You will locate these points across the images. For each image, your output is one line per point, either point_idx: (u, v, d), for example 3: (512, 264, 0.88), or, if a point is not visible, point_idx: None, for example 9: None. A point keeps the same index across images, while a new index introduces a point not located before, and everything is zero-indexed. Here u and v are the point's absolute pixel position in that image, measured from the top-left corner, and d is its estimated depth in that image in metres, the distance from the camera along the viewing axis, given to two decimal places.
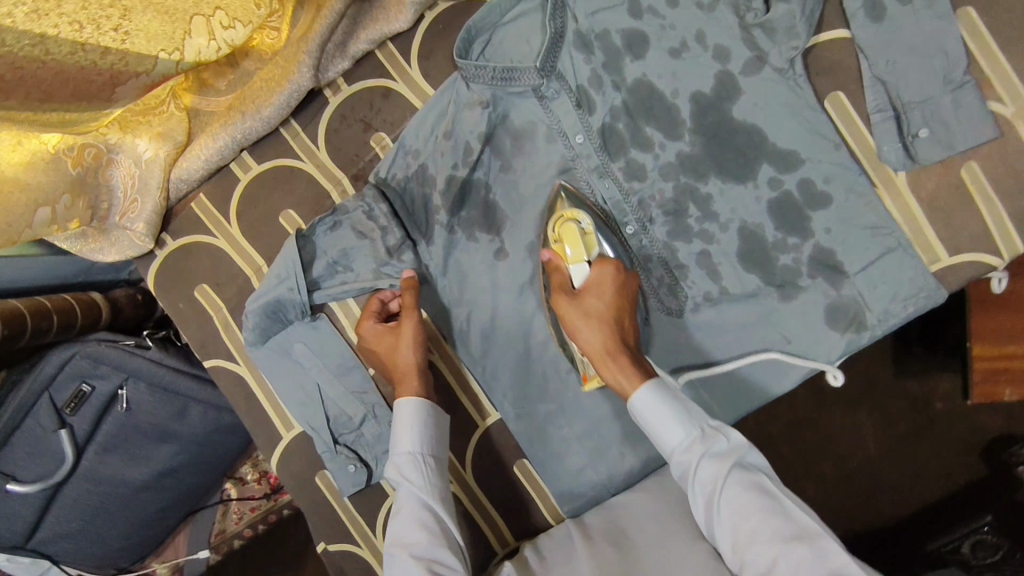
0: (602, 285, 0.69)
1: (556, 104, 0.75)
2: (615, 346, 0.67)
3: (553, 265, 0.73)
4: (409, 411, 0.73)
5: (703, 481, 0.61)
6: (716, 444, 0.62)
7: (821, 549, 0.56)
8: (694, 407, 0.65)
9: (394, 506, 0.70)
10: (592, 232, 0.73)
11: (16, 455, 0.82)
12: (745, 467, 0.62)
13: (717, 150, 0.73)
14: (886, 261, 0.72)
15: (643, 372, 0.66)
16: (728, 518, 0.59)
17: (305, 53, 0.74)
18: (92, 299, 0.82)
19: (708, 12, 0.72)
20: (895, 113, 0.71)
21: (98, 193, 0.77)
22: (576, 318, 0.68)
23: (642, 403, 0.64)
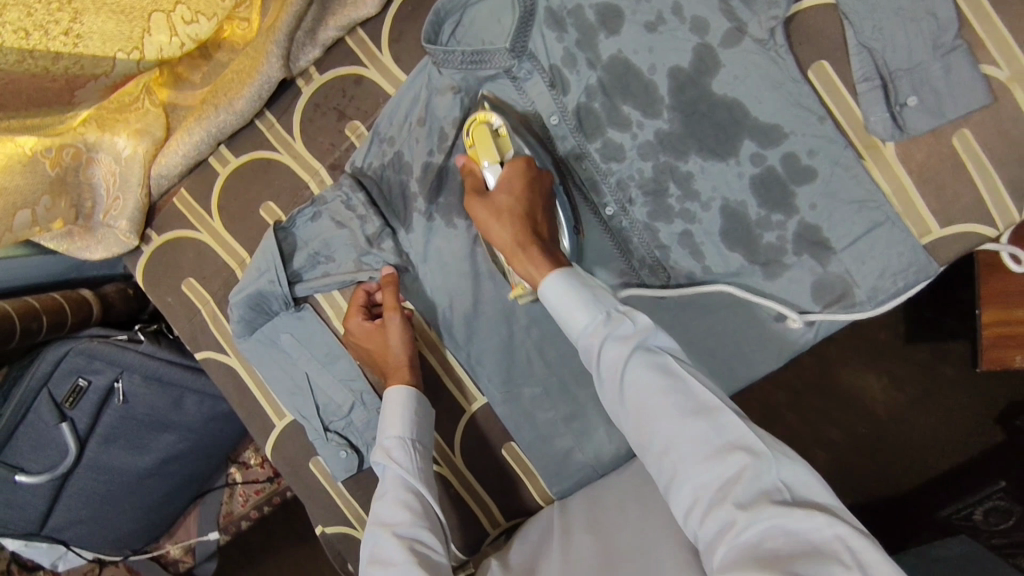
0: (511, 181, 0.68)
1: (530, 85, 0.73)
2: (524, 238, 0.65)
3: (468, 169, 0.71)
4: (399, 397, 0.73)
5: (608, 365, 0.57)
6: (621, 327, 0.58)
7: (720, 424, 0.53)
8: (601, 291, 0.61)
9: (379, 489, 0.70)
10: (503, 132, 0.71)
11: (21, 448, 0.86)
12: (650, 347, 0.58)
13: (697, 125, 0.71)
14: (874, 236, 0.69)
15: (552, 262, 0.65)
16: (632, 401, 0.56)
17: (273, 44, 0.73)
18: (81, 296, 0.83)
19: None
20: (883, 81, 0.68)
21: (80, 191, 0.78)
22: (486, 216, 0.67)
23: (551, 291, 0.61)
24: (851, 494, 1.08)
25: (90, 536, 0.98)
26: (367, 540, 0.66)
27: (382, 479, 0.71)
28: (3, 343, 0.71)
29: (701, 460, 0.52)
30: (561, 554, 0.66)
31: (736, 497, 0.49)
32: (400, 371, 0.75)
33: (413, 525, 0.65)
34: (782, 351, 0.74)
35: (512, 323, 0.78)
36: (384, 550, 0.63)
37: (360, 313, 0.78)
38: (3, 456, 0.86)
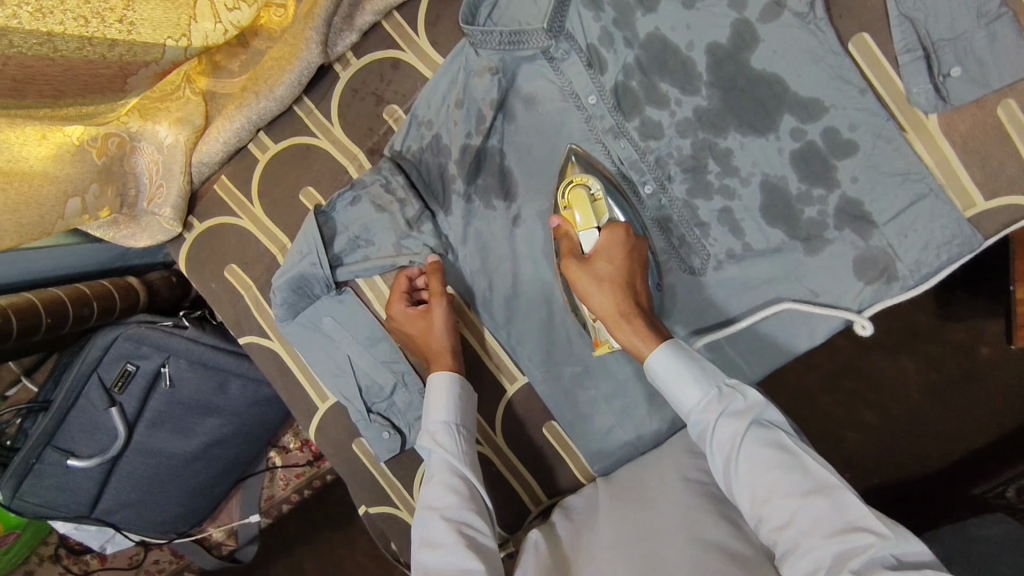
0: (614, 250, 0.70)
1: (567, 65, 0.73)
2: (628, 309, 0.67)
3: (562, 232, 0.73)
4: (443, 382, 0.75)
5: (722, 441, 0.62)
6: (734, 402, 0.63)
7: (839, 501, 0.56)
8: (711, 367, 0.65)
9: (427, 473, 0.72)
10: (601, 198, 0.73)
11: (73, 433, 0.88)
12: (765, 425, 0.63)
13: (736, 101, 0.71)
14: (916, 209, 0.69)
15: (658, 335, 0.67)
16: (747, 474, 0.60)
17: (312, 29, 0.74)
18: (128, 283, 0.85)
19: None
20: (925, 52, 0.67)
21: (125, 180, 0.79)
22: (587, 282, 0.68)
23: (659, 363, 0.65)
24: (886, 472, 1.08)
25: (139, 518, 1.01)
26: (417, 523, 0.69)
27: (429, 463, 0.73)
28: (58, 327, 0.73)
29: (821, 533, 0.55)
30: (610, 529, 0.68)
31: (853, 563, 0.53)
32: (443, 357, 0.77)
33: (461, 511, 0.68)
34: (823, 326, 0.74)
35: (552, 303, 0.79)
36: (434, 535, 0.66)
37: (405, 301, 0.80)
38: (55, 442, 0.88)
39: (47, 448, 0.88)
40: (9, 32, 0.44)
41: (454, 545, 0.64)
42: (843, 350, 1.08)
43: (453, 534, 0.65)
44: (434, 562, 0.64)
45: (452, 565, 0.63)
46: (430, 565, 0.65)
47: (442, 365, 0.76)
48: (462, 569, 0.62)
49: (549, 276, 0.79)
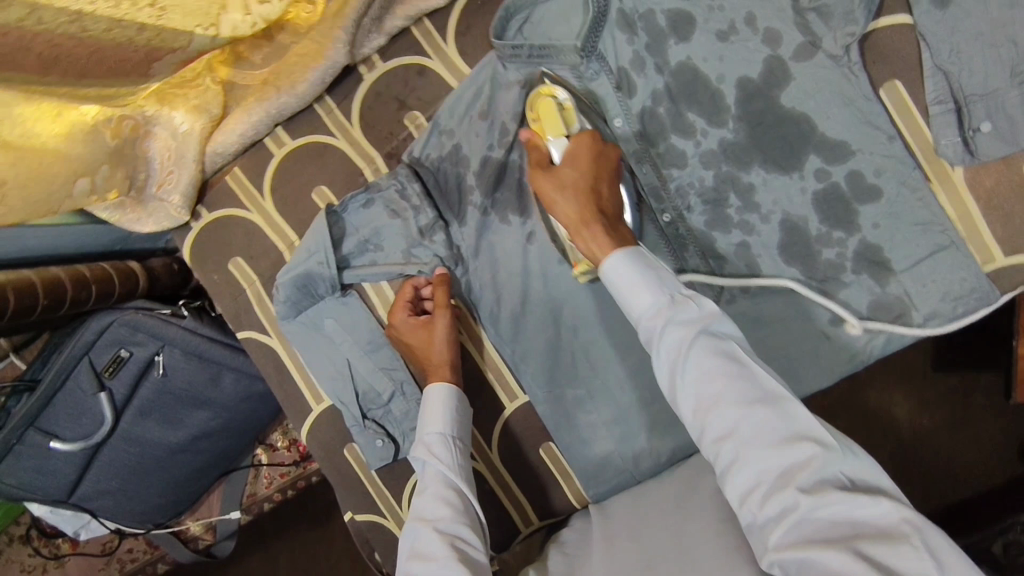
0: (578, 156, 0.68)
1: (596, 85, 0.73)
2: (592, 213, 0.65)
3: (531, 144, 0.71)
4: (439, 393, 0.74)
5: (670, 347, 0.57)
6: (686, 311, 0.58)
7: (786, 412, 0.53)
8: (666, 273, 0.61)
9: (418, 486, 0.70)
10: (570, 108, 0.72)
11: (58, 415, 0.86)
12: (714, 331, 0.57)
13: (763, 137, 0.71)
14: (936, 260, 0.69)
15: (619, 237, 0.65)
16: (693, 382, 0.56)
17: (340, 29, 0.73)
18: (129, 267, 0.83)
19: None
20: (957, 105, 0.66)
21: (135, 163, 0.77)
22: (553, 191, 0.67)
23: (615, 268, 0.62)
24: None
25: (117, 507, 0.98)
26: (406, 537, 0.66)
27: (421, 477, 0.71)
28: (55, 308, 0.71)
29: (765, 446, 0.52)
30: (606, 561, 0.66)
31: (800, 480, 0.50)
32: (442, 369, 0.75)
33: (454, 519, 0.65)
34: (833, 368, 0.73)
35: (559, 324, 0.78)
36: (425, 546, 0.63)
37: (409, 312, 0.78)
38: (38, 423, 0.86)
39: (30, 428, 0.87)
40: (40, 10, 0.43)
41: (443, 553, 0.62)
42: (836, 391, 1.07)
43: (441, 540, 0.63)
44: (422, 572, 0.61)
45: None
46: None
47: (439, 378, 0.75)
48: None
49: (559, 295, 0.78)
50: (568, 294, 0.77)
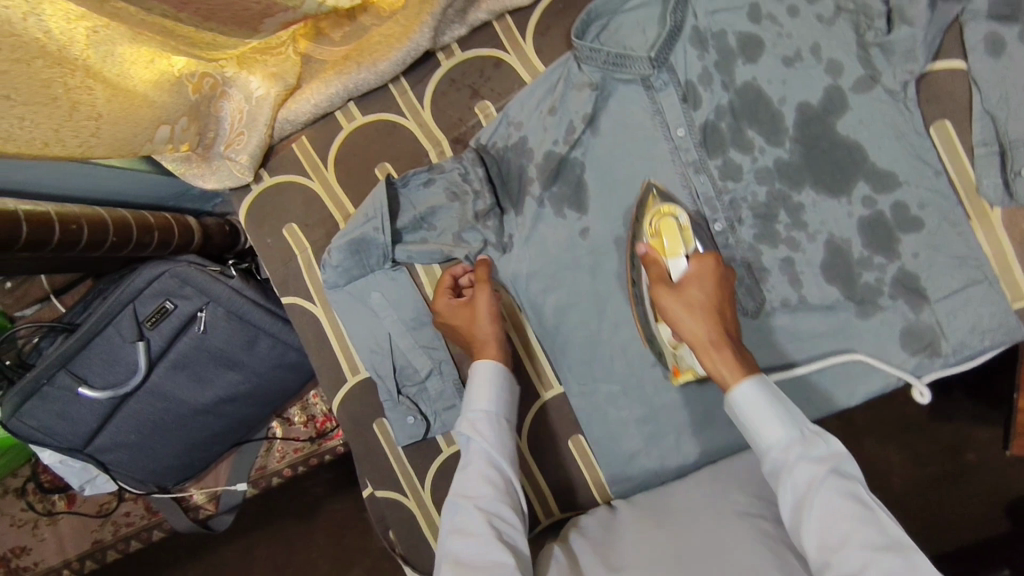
0: (710, 276, 0.68)
1: (663, 96, 0.76)
2: (721, 337, 0.65)
3: (648, 259, 0.72)
4: (488, 371, 0.74)
5: (798, 477, 0.59)
6: (816, 449, 0.60)
7: (913, 561, 0.53)
8: (796, 409, 0.63)
9: (462, 462, 0.71)
10: (687, 227, 0.74)
11: (91, 361, 0.87)
12: (843, 470, 0.59)
13: (817, 160, 0.75)
14: (969, 292, 0.73)
15: (746, 365, 0.65)
16: (819, 514, 0.57)
17: (428, 15, 0.77)
18: (187, 223, 0.84)
19: (828, 26, 0.73)
20: (1000, 149, 0.71)
21: (208, 122, 0.80)
22: (679, 309, 0.66)
23: (746, 394, 0.63)
24: None
25: (128, 464, 0.98)
26: (449, 513, 0.67)
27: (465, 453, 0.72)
28: (119, 248, 0.72)
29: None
30: (636, 544, 0.68)
31: None
32: (490, 344, 0.76)
33: (498, 500, 0.67)
34: (860, 387, 0.77)
35: (602, 320, 0.81)
36: (469, 524, 0.65)
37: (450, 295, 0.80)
38: (71, 365, 0.87)
39: (61, 370, 0.86)
40: None
41: (488, 533, 0.64)
42: (831, 428, 1.11)
43: (486, 522, 0.65)
44: (466, 551, 0.63)
45: (484, 556, 0.62)
46: (461, 555, 0.63)
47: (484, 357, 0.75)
48: (496, 557, 0.62)
49: (605, 292, 0.80)
50: (614, 291, 0.80)
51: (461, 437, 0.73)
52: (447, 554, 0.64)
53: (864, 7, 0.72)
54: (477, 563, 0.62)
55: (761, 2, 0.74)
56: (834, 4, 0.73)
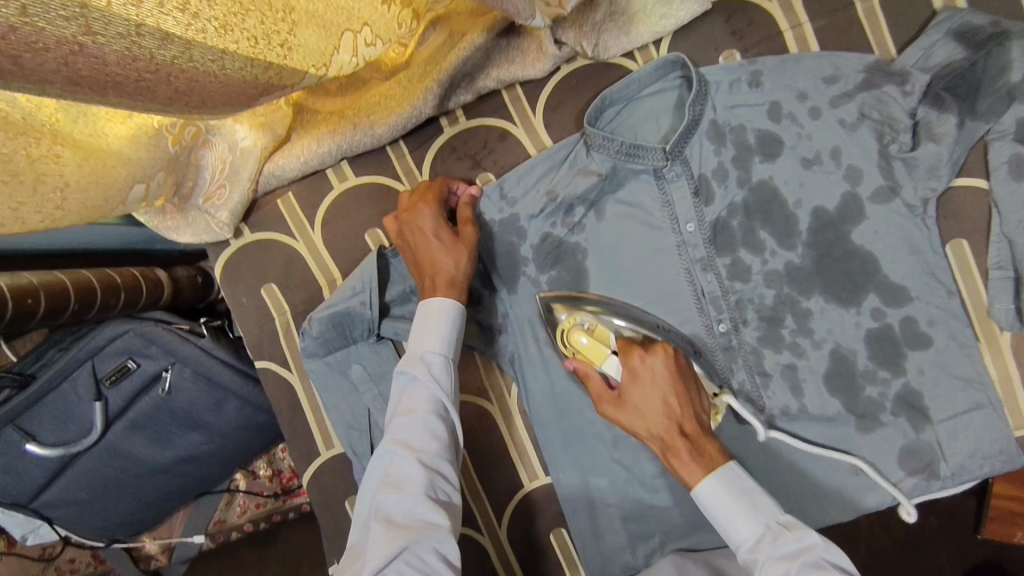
0: (652, 377, 0.64)
1: (674, 187, 0.72)
2: (676, 440, 0.63)
3: (581, 373, 0.68)
4: (440, 310, 0.66)
5: (769, 575, 0.57)
6: (785, 544, 0.57)
7: None
8: (764, 499, 0.60)
9: (404, 404, 0.64)
10: (598, 326, 0.70)
11: (43, 417, 0.80)
12: (818, 562, 0.56)
13: (828, 268, 0.72)
14: (971, 417, 0.70)
15: (709, 459, 0.63)
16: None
17: (434, 82, 0.72)
18: (157, 277, 0.78)
19: (850, 131, 0.69)
20: (1016, 274, 0.68)
21: (186, 171, 0.73)
22: (626, 417, 0.65)
23: (709, 495, 0.61)
24: None
25: (78, 517, 0.91)
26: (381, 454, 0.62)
27: (405, 385, 0.65)
28: (81, 314, 0.66)
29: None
30: None
31: None
32: (438, 283, 0.68)
33: (435, 467, 0.61)
34: (853, 502, 0.74)
35: (594, 410, 0.76)
36: (403, 475, 0.60)
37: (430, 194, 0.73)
38: (19, 422, 0.79)
39: (8, 426, 0.79)
40: (194, 47, 0.40)
41: (419, 497, 0.59)
42: None
43: (417, 493, 0.59)
44: (396, 506, 0.59)
45: (415, 513, 0.59)
46: (391, 508, 0.59)
47: (432, 295, 0.68)
48: (426, 525, 0.58)
49: None
50: None
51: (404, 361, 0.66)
52: (375, 505, 0.59)
53: (891, 118, 0.68)
54: (406, 521, 0.58)
55: (782, 101, 0.71)
56: (858, 109, 0.69)
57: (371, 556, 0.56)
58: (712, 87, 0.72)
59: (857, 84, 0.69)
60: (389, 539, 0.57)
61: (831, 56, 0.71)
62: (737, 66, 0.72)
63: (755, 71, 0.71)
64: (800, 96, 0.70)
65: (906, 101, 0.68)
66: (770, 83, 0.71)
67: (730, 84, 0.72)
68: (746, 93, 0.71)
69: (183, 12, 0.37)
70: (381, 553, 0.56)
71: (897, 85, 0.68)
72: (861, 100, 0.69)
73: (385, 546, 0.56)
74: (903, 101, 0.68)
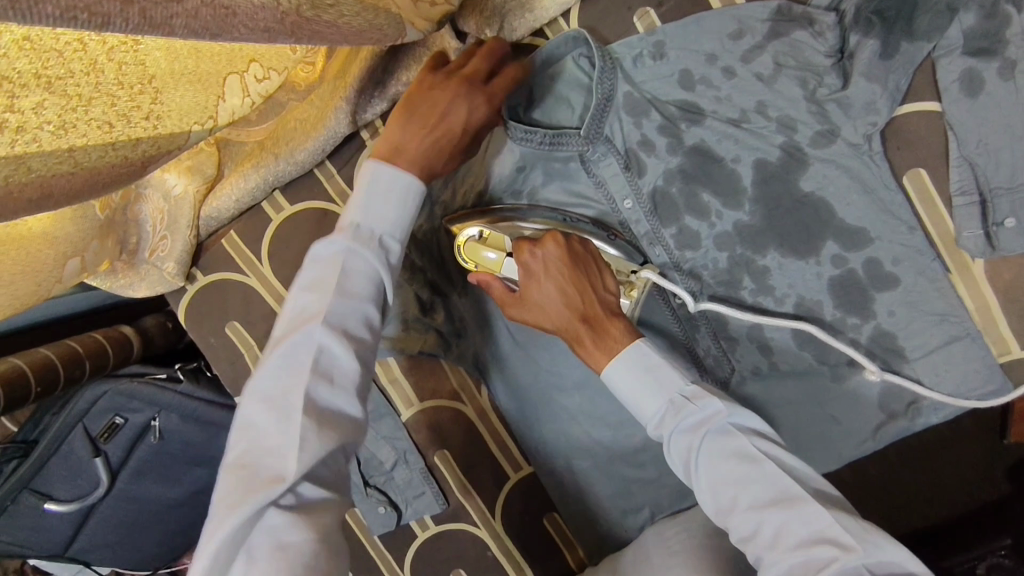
0: (545, 269, 0.63)
1: (603, 166, 0.71)
2: (578, 329, 0.62)
3: (484, 284, 0.65)
4: (404, 189, 0.60)
5: (678, 450, 0.57)
6: (688, 416, 0.57)
7: (802, 514, 0.51)
8: (666, 371, 0.59)
9: (344, 271, 0.57)
10: (490, 234, 0.67)
11: (52, 478, 0.83)
12: (723, 429, 0.56)
13: (779, 221, 0.68)
14: (950, 349, 0.66)
15: (613, 346, 0.61)
16: (706, 482, 0.55)
17: (342, 99, 0.69)
18: (123, 334, 0.82)
19: (770, 84, 0.65)
20: (981, 198, 0.64)
21: (126, 229, 0.75)
22: (529, 313, 0.64)
23: (614, 380, 0.60)
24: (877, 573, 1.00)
25: (114, 558, 0.97)
26: (311, 332, 0.54)
27: (339, 257, 0.57)
28: (48, 392, 0.69)
29: (785, 549, 0.51)
30: None
31: None
32: (406, 151, 0.61)
33: (365, 360, 0.57)
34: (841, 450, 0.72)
35: (564, 396, 0.77)
36: (336, 365, 0.55)
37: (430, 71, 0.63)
38: (32, 484, 0.83)
39: (23, 491, 0.83)
40: (30, 158, 0.41)
41: (347, 391, 0.55)
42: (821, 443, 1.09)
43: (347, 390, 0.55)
44: (323, 396, 0.54)
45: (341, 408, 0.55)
46: (320, 402, 0.53)
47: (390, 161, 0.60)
48: (350, 423, 0.55)
49: (564, 369, 0.76)
50: (574, 367, 0.75)
51: (353, 232, 0.58)
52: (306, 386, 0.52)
53: (809, 64, 0.64)
54: (333, 416, 0.54)
55: (691, 67, 0.67)
56: (772, 61, 0.65)
57: (301, 454, 0.50)
58: (618, 62, 0.68)
59: (765, 34, 0.64)
60: (321, 439, 0.51)
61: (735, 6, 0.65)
62: (637, 39, 0.67)
63: (658, 41, 0.67)
64: (708, 59, 0.66)
65: (820, 43, 0.64)
66: (676, 49, 0.67)
67: (634, 58, 0.68)
68: (652, 68, 0.68)
69: (3, 131, 0.38)
70: (312, 452, 0.51)
71: (806, 27, 0.64)
72: (774, 50, 0.64)
73: (317, 447, 0.51)
74: (817, 43, 0.64)
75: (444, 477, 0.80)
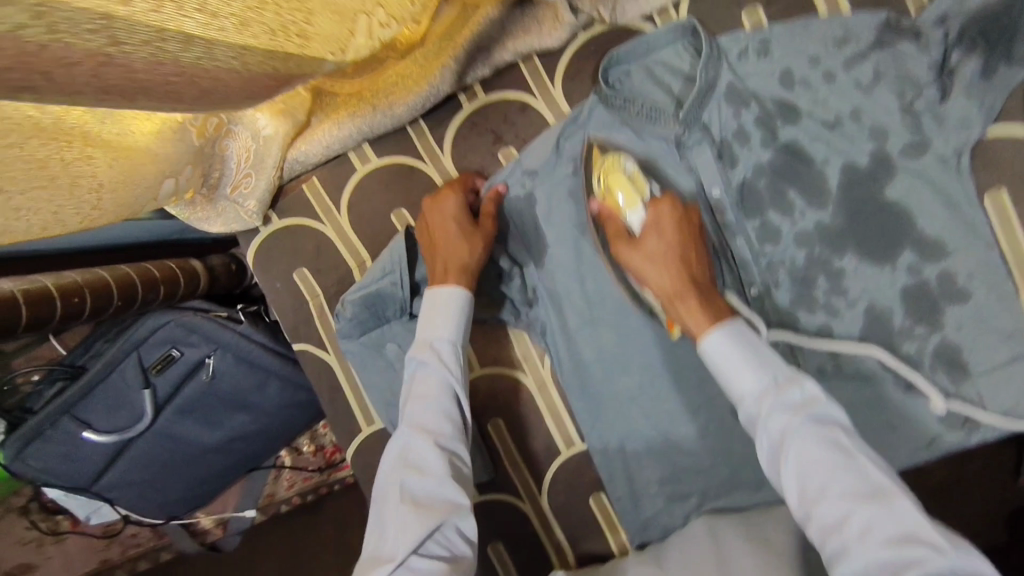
0: (678, 223, 0.66)
1: (697, 153, 0.73)
2: (682, 290, 0.64)
3: (605, 216, 0.71)
4: (451, 302, 0.69)
5: (773, 430, 0.57)
6: (789, 395, 0.57)
7: (895, 508, 0.51)
8: (770, 352, 0.60)
9: (416, 384, 0.67)
10: (638, 173, 0.71)
11: (95, 406, 0.82)
12: (821, 416, 0.56)
13: (863, 224, 0.69)
14: (1014, 369, 0.64)
15: (716, 308, 0.63)
16: (796, 463, 0.55)
17: (453, 57, 0.71)
18: (193, 268, 0.82)
19: (868, 92, 0.69)
20: None
21: (212, 162, 0.73)
22: (641, 263, 0.66)
23: (713, 348, 0.61)
24: None
25: (136, 500, 0.95)
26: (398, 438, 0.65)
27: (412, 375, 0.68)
28: (124, 309, 0.69)
29: (874, 543, 0.50)
30: None
31: None
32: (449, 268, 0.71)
33: (452, 448, 0.64)
34: (894, 459, 0.71)
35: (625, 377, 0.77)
36: (423, 459, 0.63)
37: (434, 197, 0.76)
38: (75, 410, 0.81)
39: (64, 416, 0.81)
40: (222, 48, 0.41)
41: (443, 477, 0.62)
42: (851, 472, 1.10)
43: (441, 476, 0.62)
44: (418, 487, 0.62)
45: (439, 493, 0.62)
46: (416, 490, 0.62)
47: (438, 285, 0.70)
48: (450, 504, 0.62)
49: (627, 349, 0.77)
50: (639, 349, 0.76)
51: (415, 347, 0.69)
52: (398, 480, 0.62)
53: (910, 76, 0.67)
54: (431, 501, 0.61)
55: (793, 67, 0.71)
56: (873, 69, 0.69)
57: (402, 537, 0.59)
58: (723, 55, 0.73)
59: (868, 44, 0.69)
60: (421, 520, 0.59)
61: (842, 17, 0.71)
62: (742, 35, 0.73)
63: (763, 40, 0.72)
64: (811, 61, 0.71)
65: (924, 55, 0.67)
66: (780, 50, 0.72)
67: (739, 53, 0.73)
68: (754, 63, 0.73)
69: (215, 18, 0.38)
70: (414, 534, 0.58)
71: (912, 42, 0.68)
72: (876, 60, 0.69)
73: (417, 526, 0.59)
74: (920, 55, 0.67)
75: (495, 449, 0.84)
